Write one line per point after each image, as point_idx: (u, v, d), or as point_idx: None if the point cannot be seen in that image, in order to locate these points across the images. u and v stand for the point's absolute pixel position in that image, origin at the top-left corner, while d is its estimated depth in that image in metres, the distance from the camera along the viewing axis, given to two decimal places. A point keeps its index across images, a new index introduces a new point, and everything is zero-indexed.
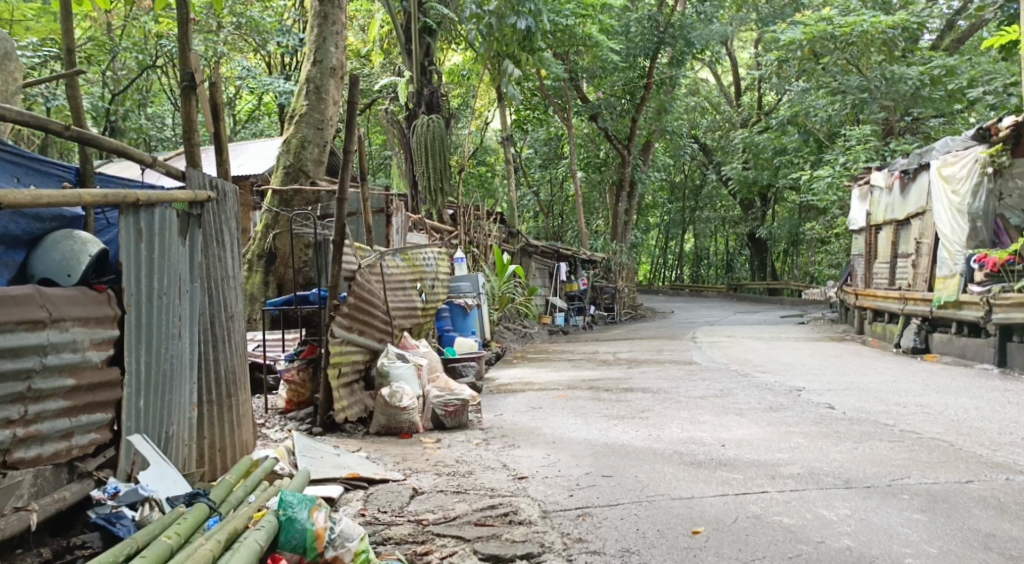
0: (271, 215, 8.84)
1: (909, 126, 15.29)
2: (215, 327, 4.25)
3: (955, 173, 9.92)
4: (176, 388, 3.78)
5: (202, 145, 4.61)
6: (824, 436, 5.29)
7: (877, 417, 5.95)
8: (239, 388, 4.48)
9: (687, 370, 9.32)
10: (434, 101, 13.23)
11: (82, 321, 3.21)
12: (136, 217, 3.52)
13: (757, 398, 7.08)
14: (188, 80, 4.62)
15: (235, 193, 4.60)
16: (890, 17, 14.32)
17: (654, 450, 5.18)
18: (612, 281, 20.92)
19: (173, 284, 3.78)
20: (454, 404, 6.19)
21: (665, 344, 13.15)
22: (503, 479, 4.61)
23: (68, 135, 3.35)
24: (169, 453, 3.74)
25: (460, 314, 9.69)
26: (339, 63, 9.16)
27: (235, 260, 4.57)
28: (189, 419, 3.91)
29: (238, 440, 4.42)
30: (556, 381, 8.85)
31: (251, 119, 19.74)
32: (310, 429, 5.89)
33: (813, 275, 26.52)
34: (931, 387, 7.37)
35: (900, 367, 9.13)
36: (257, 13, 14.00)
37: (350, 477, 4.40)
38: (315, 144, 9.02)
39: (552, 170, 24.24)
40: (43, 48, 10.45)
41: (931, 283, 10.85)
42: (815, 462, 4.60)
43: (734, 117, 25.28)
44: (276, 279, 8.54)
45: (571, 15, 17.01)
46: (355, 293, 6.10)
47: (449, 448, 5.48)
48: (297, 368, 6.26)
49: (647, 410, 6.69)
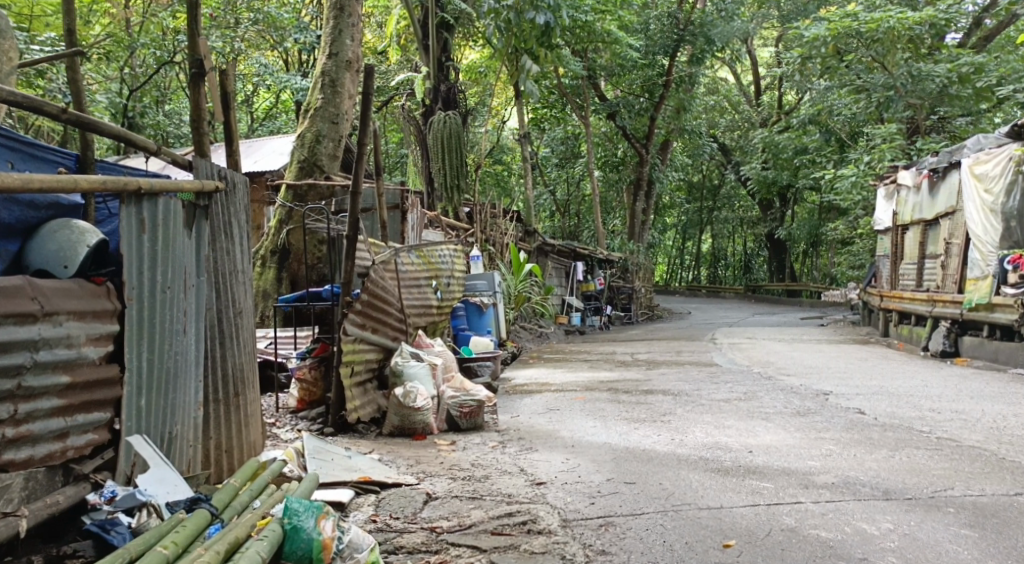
0: (285, 210, 8.68)
1: (934, 126, 14.98)
2: (223, 323, 4.08)
3: (988, 171, 9.65)
4: (180, 387, 3.60)
5: (210, 134, 4.43)
6: (857, 443, 5.07)
7: (912, 423, 5.71)
8: (247, 386, 4.30)
9: (709, 373, 9.08)
10: (451, 98, 13.04)
11: (77, 315, 3.05)
12: (138, 206, 3.35)
13: (783, 402, 6.84)
14: (198, 66, 4.44)
15: (245, 184, 4.43)
16: (917, 13, 13.95)
17: (678, 456, 4.96)
18: (629, 282, 20.69)
19: (179, 278, 3.61)
20: (470, 404, 5.99)
21: (685, 345, 12.90)
22: (521, 485, 4.42)
23: (64, 118, 3.20)
24: (172, 454, 3.56)
25: (475, 312, 9.61)
26: (354, 57, 9.01)
27: (245, 254, 4.40)
28: (195, 420, 3.74)
29: (246, 440, 4.23)
30: (574, 382, 8.64)
31: (269, 117, 19.60)
32: (321, 430, 5.72)
33: (833, 277, 26.12)
34: (965, 393, 7.12)
35: (930, 371, 8.86)
36: (274, 9, 13.87)
37: (362, 481, 4.22)
38: (330, 138, 8.84)
39: (569, 169, 24.00)
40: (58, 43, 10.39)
41: (960, 285, 10.57)
42: (850, 471, 4.38)
43: (753, 116, 24.97)
44: (288, 276, 8.37)
45: (591, 12, 16.72)
46: (368, 290, 5.91)
47: (464, 450, 5.29)
48: (309, 366, 6.09)
49: (669, 414, 6.47)
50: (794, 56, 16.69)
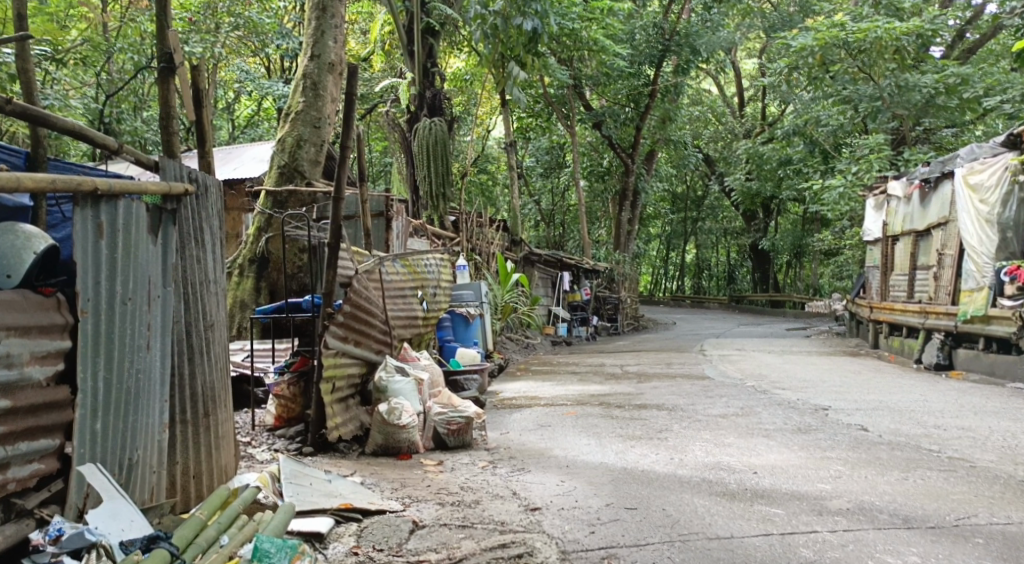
0: (264, 217, 8.35)
1: (920, 137, 14.90)
2: (193, 336, 3.76)
3: (984, 181, 9.43)
4: (142, 408, 3.29)
5: (180, 133, 4.13)
6: (867, 464, 4.81)
7: (919, 441, 5.47)
8: (218, 405, 3.98)
9: (702, 386, 8.83)
10: (437, 104, 12.80)
11: (21, 331, 2.73)
12: (96, 210, 3.04)
13: (782, 418, 6.58)
14: (167, 60, 4.13)
15: (217, 188, 4.13)
16: (904, 23, 13.62)
17: (680, 478, 4.66)
18: (616, 292, 20.48)
19: (141, 289, 3.30)
20: (458, 421, 5.70)
21: (674, 357, 12.64)
22: (513, 511, 4.12)
23: (10, 110, 2.91)
24: (134, 482, 3.25)
25: (461, 323, 9.32)
26: (337, 59, 8.73)
27: (217, 262, 4.10)
28: (158, 442, 3.42)
29: (216, 462, 3.91)
30: (563, 396, 8.36)
31: (251, 125, 19.24)
32: (300, 450, 5.38)
33: (817, 288, 26.02)
34: (967, 408, 6.89)
35: (928, 385, 8.65)
36: (256, 15, 13.60)
37: (342, 508, 3.91)
38: (311, 143, 8.52)
39: (554, 179, 23.80)
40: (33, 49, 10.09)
41: (954, 297, 10.40)
42: (864, 496, 4.11)
43: (736, 127, 24.85)
44: (267, 286, 8.05)
45: (578, 18, 16.41)
46: (351, 301, 5.59)
47: (452, 472, 4.98)
48: (288, 382, 5.76)
49: (664, 431, 6.18)
50: (780, 68, 16.57)
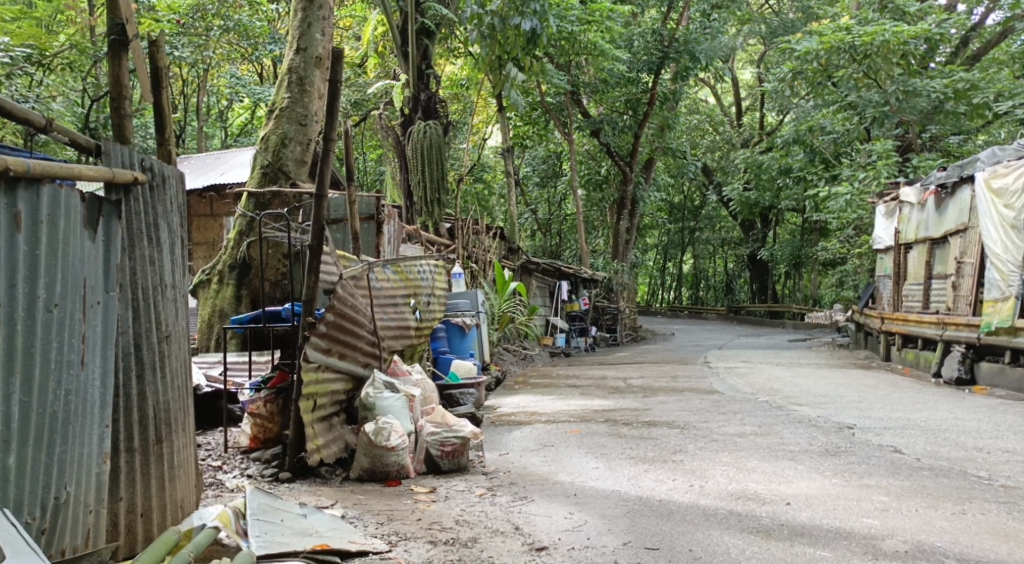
0: (245, 220, 7.82)
1: (926, 143, 14.46)
2: (142, 349, 3.20)
3: (1007, 185, 8.98)
4: (73, 437, 2.75)
5: (133, 119, 3.53)
6: (915, 494, 4.28)
7: (964, 467, 4.95)
8: (175, 429, 3.42)
9: (714, 401, 8.31)
10: (432, 106, 12.07)
11: None
12: (11, 197, 2.50)
13: (806, 438, 6.03)
14: (119, 33, 3.53)
15: (177, 180, 3.59)
16: (912, 26, 13.13)
17: (704, 509, 4.12)
18: (614, 302, 19.78)
19: (73, 293, 2.77)
20: (452, 443, 5.15)
21: (679, 369, 12.11)
22: (516, 551, 3.57)
23: None
24: (61, 525, 2.69)
25: (457, 334, 8.73)
26: (325, 53, 8.20)
27: (176, 264, 3.55)
28: (97, 476, 2.87)
29: (171, 497, 3.35)
30: (565, 412, 7.79)
31: (245, 132, 18.83)
32: (276, 476, 4.82)
33: (817, 299, 25.45)
34: (1005, 428, 6.35)
35: (951, 400, 8.11)
36: (245, 17, 13.03)
37: (317, 550, 3.34)
38: (297, 141, 8.00)
39: (550, 188, 23.36)
40: (13, 51, 9.59)
41: (975, 307, 9.88)
42: (921, 534, 3.58)
43: (733, 137, 24.00)
44: (249, 293, 7.48)
45: (576, 22, 15.71)
46: (335, 309, 5.02)
47: (446, 503, 4.40)
48: (264, 400, 5.18)
49: (678, 452, 5.64)
50: (783, 72, 16.09)
